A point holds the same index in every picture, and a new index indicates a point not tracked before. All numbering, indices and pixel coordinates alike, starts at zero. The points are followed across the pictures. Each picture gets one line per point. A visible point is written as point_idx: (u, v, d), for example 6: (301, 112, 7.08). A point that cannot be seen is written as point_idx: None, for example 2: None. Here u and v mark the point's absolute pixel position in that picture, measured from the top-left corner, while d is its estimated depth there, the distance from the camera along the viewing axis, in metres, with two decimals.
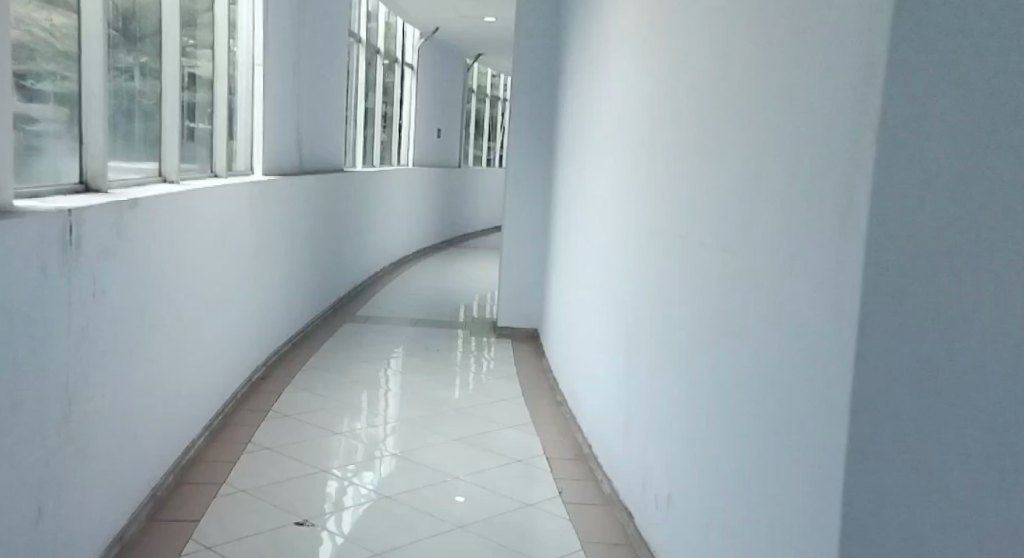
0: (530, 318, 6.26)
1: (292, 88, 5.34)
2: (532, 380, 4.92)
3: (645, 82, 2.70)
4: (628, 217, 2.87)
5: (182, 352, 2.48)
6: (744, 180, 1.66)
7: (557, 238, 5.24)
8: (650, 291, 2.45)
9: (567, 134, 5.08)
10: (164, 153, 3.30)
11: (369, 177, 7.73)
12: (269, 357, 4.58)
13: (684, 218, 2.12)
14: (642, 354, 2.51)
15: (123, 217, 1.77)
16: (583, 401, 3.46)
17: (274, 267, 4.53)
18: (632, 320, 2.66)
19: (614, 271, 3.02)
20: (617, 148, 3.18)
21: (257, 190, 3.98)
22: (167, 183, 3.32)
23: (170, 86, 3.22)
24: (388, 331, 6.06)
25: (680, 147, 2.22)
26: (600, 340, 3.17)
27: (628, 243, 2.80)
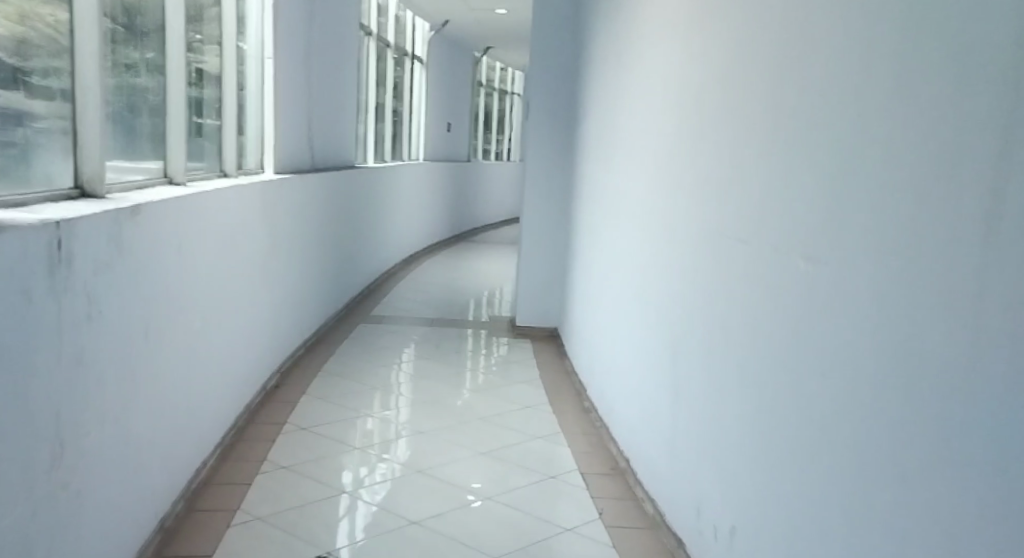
0: (549, 317, 6.06)
1: (303, 83, 5.16)
2: (555, 384, 4.72)
3: (692, 70, 2.49)
4: (671, 218, 2.66)
5: (191, 369, 2.30)
6: (835, 180, 1.46)
7: (580, 237, 5.04)
8: (702, 300, 2.25)
9: (589, 128, 4.87)
10: (170, 153, 3.12)
11: (380, 174, 7.54)
12: (283, 364, 4.42)
13: (750, 220, 1.92)
14: (693, 367, 2.31)
15: (122, 227, 1.58)
16: (617, 411, 3.27)
17: (286, 269, 4.36)
18: (679, 329, 2.46)
19: (656, 276, 2.82)
20: (655, 144, 2.97)
21: (266, 188, 3.80)
22: (173, 183, 3.14)
23: (177, 83, 3.04)
24: (402, 332, 5.88)
25: (741, 141, 2.01)
26: (638, 348, 2.98)
27: (673, 246, 2.59)
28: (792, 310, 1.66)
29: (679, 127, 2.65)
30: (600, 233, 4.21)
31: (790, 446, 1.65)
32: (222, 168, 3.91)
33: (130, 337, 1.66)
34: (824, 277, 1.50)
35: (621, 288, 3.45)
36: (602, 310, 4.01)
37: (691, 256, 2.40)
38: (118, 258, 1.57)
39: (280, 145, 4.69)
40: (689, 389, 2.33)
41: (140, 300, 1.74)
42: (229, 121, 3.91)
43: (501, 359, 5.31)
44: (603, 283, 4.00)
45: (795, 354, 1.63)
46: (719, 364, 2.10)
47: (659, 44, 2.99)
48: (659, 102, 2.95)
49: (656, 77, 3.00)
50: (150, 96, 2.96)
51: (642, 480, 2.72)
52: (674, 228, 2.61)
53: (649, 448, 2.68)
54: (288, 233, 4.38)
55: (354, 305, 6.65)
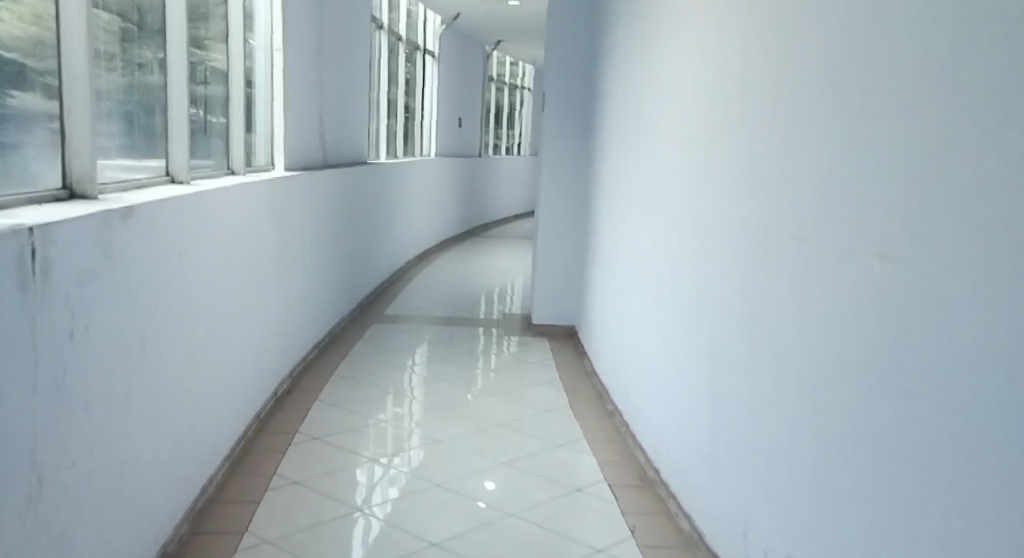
0: (566, 315, 5.89)
1: (314, 77, 5.01)
2: (576, 387, 4.55)
3: (736, 57, 2.31)
4: (709, 218, 2.48)
5: (192, 381, 2.16)
6: (922, 175, 1.28)
7: (601, 235, 4.86)
8: (748, 306, 2.08)
9: (610, 121, 4.69)
10: (172, 149, 2.96)
11: (391, 170, 7.39)
12: (294, 368, 4.28)
13: (811, 219, 1.73)
14: (737, 381, 2.14)
15: (113, 231, 1.43)
16: (646, 420, 3.10)
17: (295, 269, 4.21)
18: (719, 337, 2.28)
19: (691, 281, 2.64)
20: (688, 138, 2.79)
21: (275, 185, 3.65)
22: (177, 184, 2.97)
23: (179, 77, 2.89)
24: (416, 331, 5.73)
25: (798, 131, 1.84)
26: (670, 355, 2.81)
27: (713, 246, 2.42)
28: (859, 321, 1.49)
29: (717, 121, 2.46)
30: (625, 232, 4.03)
31: (855, 471, 1.47)
32: (230, 166, 3.75)
33: (123, 351, 1.51)
34: (900, 283, 1.32)
35: (650, 291, 3.28)
36: (627, 312, 3.84)
37: (733, 261, 2.22)
38: (109, 266, 1.42)
39: (290, 141, 4.54)
40: (732, 404, 2.16)
41: (136, 310, 1.59)
42: (237, 117, 3.76)
43: (518, 360, 5.14)
44: (629, 285, 3.83)
45: (861, 368, 1.46)
46: (769, 378, 1.92)
47: (693, 30, 2.80)
48: (693, 93, 2.76)
49: (690, 67, 2.82)
50: (151, 90, 2.81)
51: (676, 496, 2.56)
52: (714, 229, 2.43)
53: (685, 463, 2.50)
54: (298, 232, 4.23)
55: (366, 304, 6.51)
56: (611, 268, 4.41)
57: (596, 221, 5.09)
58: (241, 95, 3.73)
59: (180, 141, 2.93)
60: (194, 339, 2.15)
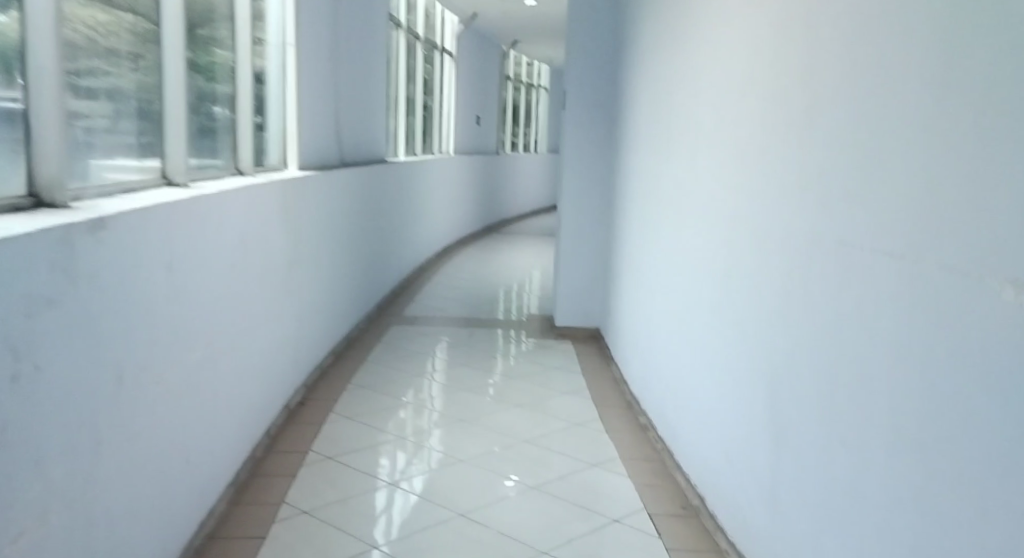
0: (591, 316, 5.62)
1: (328, 74, 4.79)
2: (604, 396, 4.30)
3: (793, 42, 2.05)
4: (766, 222, 2.21)
5: (188, 407, 1.96)
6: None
7: (628, 235, 4.60)
8: (812, 330, 1.85)
9: (638, 117, 4.42)
10: (168, 150, 2.75)
11: (408, 169, 7.16)
12: (309, 377, 4.10)
13: (885, 226, 1.48)
14: (803, 410, 1.89)
15: (73, 245, 1.23)
16: (693, 445, 2.87)
17: (309, 270, 3.99)
18: (779, 361, 2.05)
19: (743, 292, 2.38)
20: (736, 132, 2.54)
21: (285, 186, 3.43)
22: (174, 186, 2.76)
23: (176, 72, 2.67)
24: (435, 334, 5.50)
25: (868, 125, 1.58)
26: (719, 375, 2.58)
27: (768, 255, 2.17)
28: (944, 346, 1.24)
29: (772, 113, 2.20)
30: (657, 234, 3.77)
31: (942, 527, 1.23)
32: (238, 166, 3.55)
33: (87, 386, 1.29)
34: (1001, 307, 1.07)
35: (693, 299, 3.02)
36: (661, 320, 3.59)
37: (796, 273, 1.97)
38: (64, 290, 1.21)
39: (304, 140, 4.33)
40: (798, 436, 1.91)
41: (110, 334, 1.39)
42: (245, 115, 3.54)
43: (541, 365, 4.89)
44: (664, 290, 3.56)
45: (951, 406, 1.22)
46: (843, 408, 1.66)
47: (742, 14, 2.52)
48: (741, 84, 2.50)
49: (739, 54, 2.55)
50: (144, 87, 2.59)
51: (735, 543, 2.30)
52: (771, 234, 2.16)
53: (746, 494, 2.25)
54: (312, 234, 4.01)
55: (385, 305, 6.31)
56: (641, 271, 4.14)
57: (622, 222, 4.82)
58: (250, 92, 3.52)
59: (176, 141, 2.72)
60: (188, 360, 1.94)
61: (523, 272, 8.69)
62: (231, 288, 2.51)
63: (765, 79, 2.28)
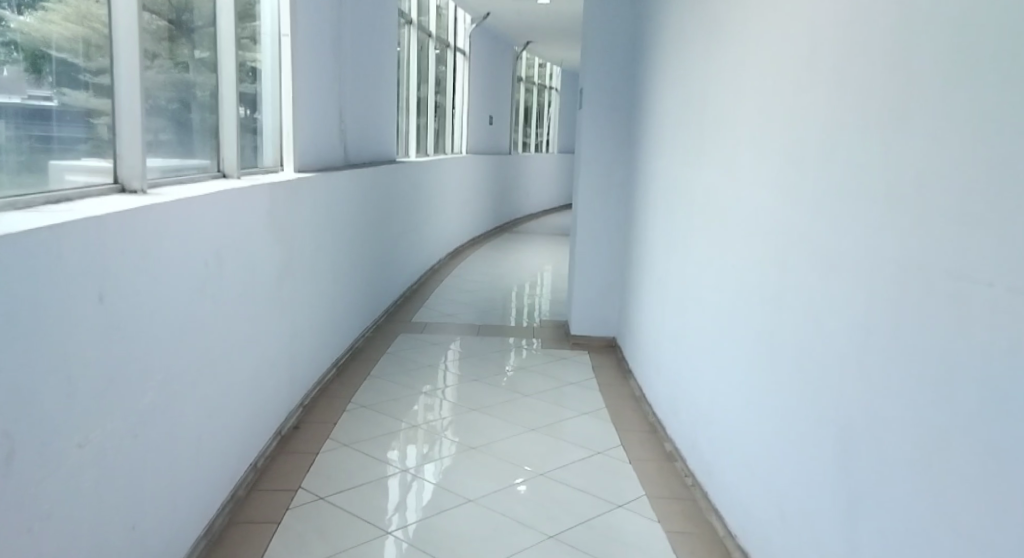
0: (608, 325, 5.12)
1: (328, 66, 4.41)
2: (622, 415, 3.89)
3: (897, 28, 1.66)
4: (856, 240, 1.82)
5: (92, 458, 1.63)
6: None
7: (650, 244, 4.20)
8: (922, 386, 1.50)
9: (665, 115, 4.00)
10: (123, 150, 2.33)
11: (418, 169, 6.79)
12: (308, 396, 3.77)
13: None
14: (908, 477, 1.53)
15: None
16: (745, 490, 2.53)
17: (302, 279, 3.61)
18: (875, 418, 1.69)
19: (818, 325, 2.03)
20: (806, 134, 2.15)
21: (268, 189, 3.05)
22: (128, 193, 2.32)
23: (131, 58, 2.25)
24: (441, 342, 5.02)
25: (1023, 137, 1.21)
26: (785, 418, 2.23)
27: (859, 282, 1.80)
28: None
29: (862, 110, 1.82)
30: (688, 244, 3.38)
31: None
32: (220, 169, 3.21)
33: None
34: None
35: (740, 323, 2.65)
36: (693, 339, 3.22)
37: (899, 310, 1.60)
38: None
39: (301, 138, 3.96)
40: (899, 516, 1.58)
41: None
42: (228, 112, 3.20)
43: (553, 379, 4.35)
44: (697, 307, 3.19)
45: None
46: (969, 486, 1.31)
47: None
48: (812, 77, 2.12)
49: (811, 35, 2.14)
50: (93, 75, 2.17)
51: None
52: (863, 255, 1.78)
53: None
54: (304, 239, 3.63)
55: (394, 310, 5.96)
56: (667, 284, 3.75)
57: (644, 228, 4.41)
58: (234, 86, 3.16)
59: (129, 139, 2.30)
60: (87, 405, 1.60)
61: (535, 274, 8.28)
62: (182, 314, 2.15)
63: (852, 63, 1.87)
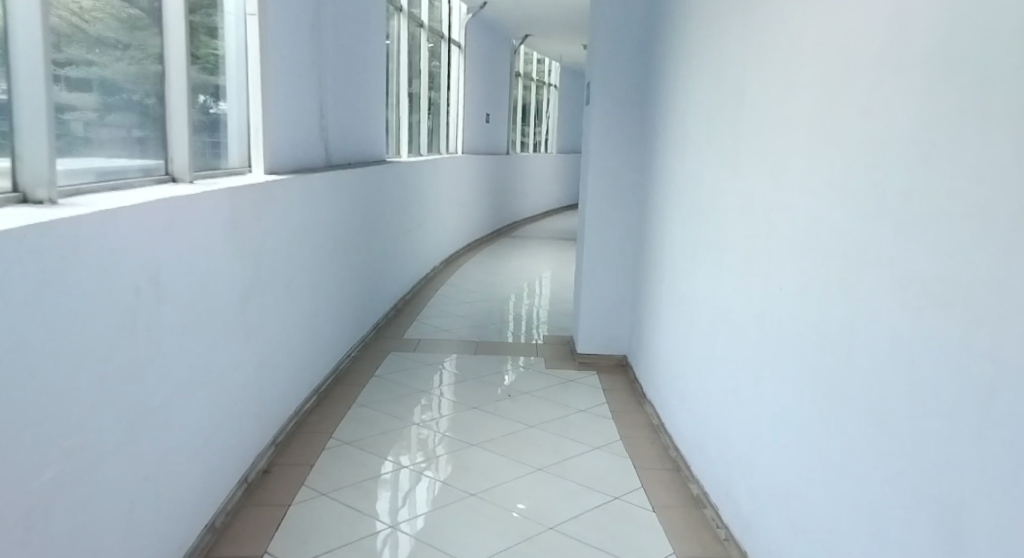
0: (619, 342, 4.66)
1: (306, 56, 3.95)
2: (638, 448, 3.40)
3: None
4: (959, 268, 1.37)
5: None
6: None
7: (667, 257, 3.76)
8: None
9: (686, 109, 3.55)
10: (25, 149, 1.86)
11: (410, 169, 6.33)
12: (281, 432, 3.35)
13: None
14: None
15: None
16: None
17: (272, 298, 3.15)
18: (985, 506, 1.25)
19: (892, 375, 1.61)
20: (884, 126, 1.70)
21: (220, 195, 2.60)
22: (33, 205, 1.85)
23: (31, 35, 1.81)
24: (434, 362, 4.56)
25: None
26: (854, 484, 1.79)
27: (962, 321, 1.35)
28: None
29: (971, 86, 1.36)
30: (716, 261, 2.95)
31: None
32: (169, 172, 2.76)
33: None
34: None
35: (790, 359, 2.22)
36: (726, 369, 2.77)
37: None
38: None
39: (273, 136, 3.50)
40: None
41: None
42: (177, 103, 2.73)
43: (559, 405, 3.88)
44: (727, 337, 2.78)
45: None
46: None
47: None
48: (891, 53, 1.67)
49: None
50: None
51: None
52: (967, 289, 1.34)
53: None
54: (276, 252, 3.17)
55: (384, 324, 5.50)
56: (685, 306, 3.34)
57: (659, 236, 3.96)
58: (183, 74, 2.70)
59: (32, 135, 1.85)
60: None
61: (535, 282, 7.83)
62: (58, 356, 1.70)
63: (955, 29, 1.41)
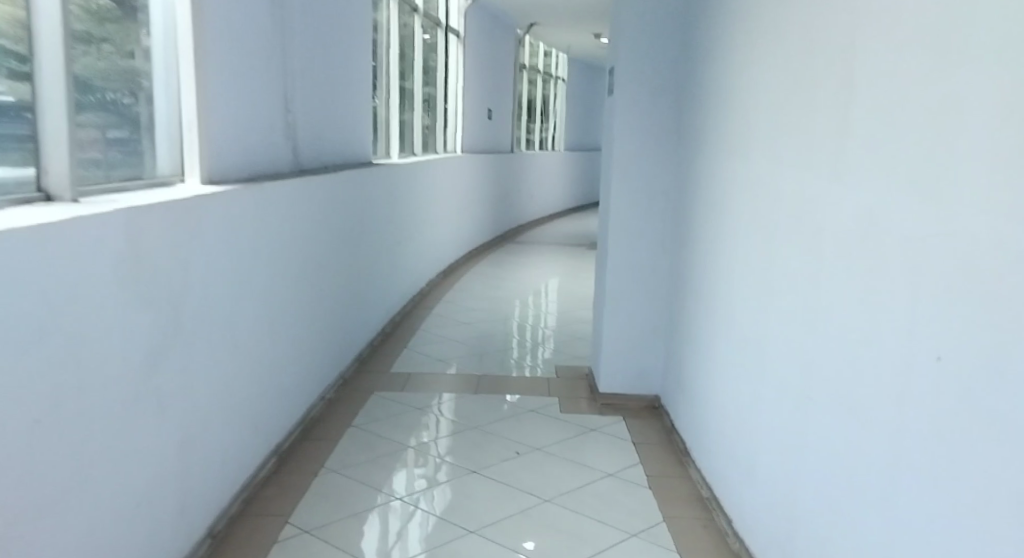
0: (649, 379, 3.91)
1: (264, 38, 3.21)
2: (689, 537, 2.61)
3: None
4: None
5: None
6: None
7: (715, 283, 2.99)
8: None
9: (738, 96, 2.77)
10: None
11: (400, 173, 5.58)
12: (222, 516, 2.51)
13: None
14: None
15: None
16: None
17: (209, 347, 2.38)
18: None
19: None
20: None
21: (117, 214, 1.82)
22: None
23: None
24: (426, 404, 3.77)
25: None
26: None
27: None
28: None
29: None
30: (799, 294, 2.16)
31: None
32: (42, 189, 1.89)
33: None
34: None
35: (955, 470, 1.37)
36: (834, 450, 1.92)
37: None
38: None
39: (214, 134, 2.73)
40: None
41: None
42: (51, 94, 1.86)
43: (580, 466, 3.09)
44: (823, 403, 1.98)
45: None
46: None
47: None
48: None
49: None
50: None
51: None
52: None
53: None
54: (214, 285, 2.40)
55: (370, 354, 4.74)
56: (747, 351, 2.57)
57: (703, 255, 3.19)
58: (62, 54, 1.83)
59: None
60: None
61: (544, 296, 7.08)
62: None
63: None
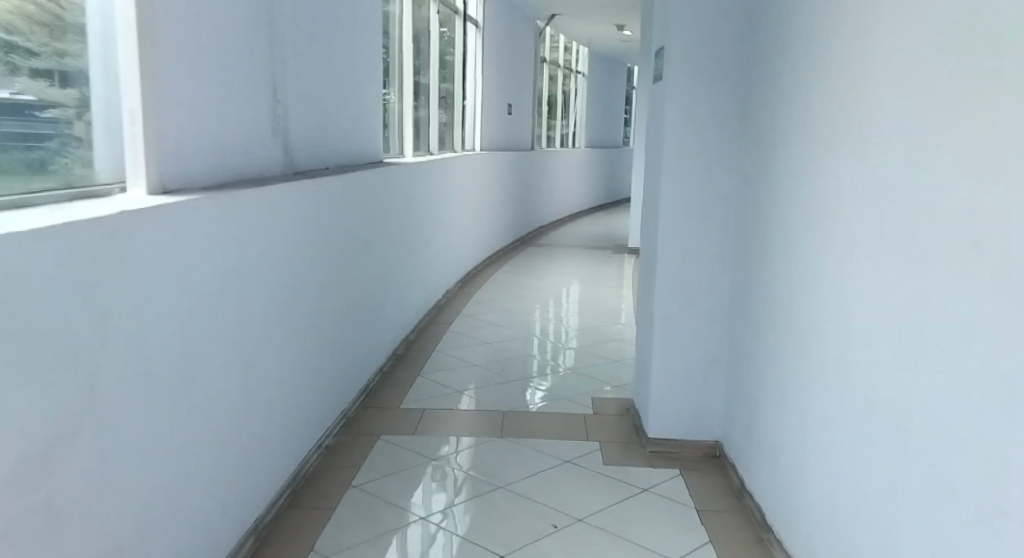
0: (708, 422, 3.28)
1: (241, 14, 2.59)
2: None
3: None
4: None
5: None
6: None
7: (802, 317, 2.34)
8: None
9: (834, 78, 2.12)
10: None
11: (413, 175, 4.97)
12: None
13: None
14: None
15: None
16: None
17: (161, 408, 1.77)
18: None
19: None
20: None
21: (8, 239, 1.20)
22: None
23: None
24: (441, 454, 3.16)
25: None
26: None
27: None
28: None
29: None
30: None
31: None
32: None
33: None
34: None
35: None
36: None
37: None
38: None
39: (164, 129, 2.09)
40: None
41: None
42: None
43: (634, 548, 2.46)
44: (969, 532, 1.37)
45: None
46: None
47: None
48: None
49: None
50: None
51: None
52: None
53: None
54: (170, 333, 1.81)
55: (377, 384, 4.14)
56: (852, 416, 1.95)
57: (782, 280, 2.56)
58: None
59: None
60: None
61: (572, 306, 6.46)
62: None
63: None
